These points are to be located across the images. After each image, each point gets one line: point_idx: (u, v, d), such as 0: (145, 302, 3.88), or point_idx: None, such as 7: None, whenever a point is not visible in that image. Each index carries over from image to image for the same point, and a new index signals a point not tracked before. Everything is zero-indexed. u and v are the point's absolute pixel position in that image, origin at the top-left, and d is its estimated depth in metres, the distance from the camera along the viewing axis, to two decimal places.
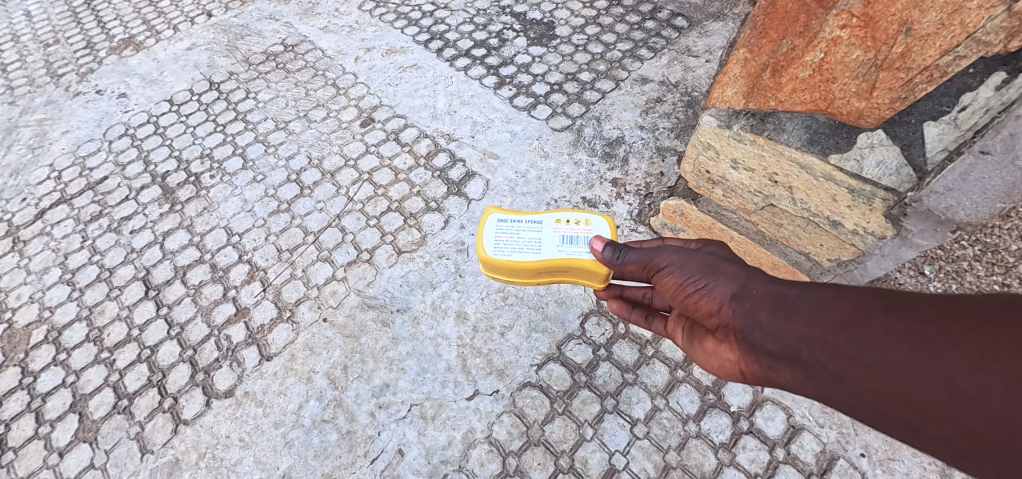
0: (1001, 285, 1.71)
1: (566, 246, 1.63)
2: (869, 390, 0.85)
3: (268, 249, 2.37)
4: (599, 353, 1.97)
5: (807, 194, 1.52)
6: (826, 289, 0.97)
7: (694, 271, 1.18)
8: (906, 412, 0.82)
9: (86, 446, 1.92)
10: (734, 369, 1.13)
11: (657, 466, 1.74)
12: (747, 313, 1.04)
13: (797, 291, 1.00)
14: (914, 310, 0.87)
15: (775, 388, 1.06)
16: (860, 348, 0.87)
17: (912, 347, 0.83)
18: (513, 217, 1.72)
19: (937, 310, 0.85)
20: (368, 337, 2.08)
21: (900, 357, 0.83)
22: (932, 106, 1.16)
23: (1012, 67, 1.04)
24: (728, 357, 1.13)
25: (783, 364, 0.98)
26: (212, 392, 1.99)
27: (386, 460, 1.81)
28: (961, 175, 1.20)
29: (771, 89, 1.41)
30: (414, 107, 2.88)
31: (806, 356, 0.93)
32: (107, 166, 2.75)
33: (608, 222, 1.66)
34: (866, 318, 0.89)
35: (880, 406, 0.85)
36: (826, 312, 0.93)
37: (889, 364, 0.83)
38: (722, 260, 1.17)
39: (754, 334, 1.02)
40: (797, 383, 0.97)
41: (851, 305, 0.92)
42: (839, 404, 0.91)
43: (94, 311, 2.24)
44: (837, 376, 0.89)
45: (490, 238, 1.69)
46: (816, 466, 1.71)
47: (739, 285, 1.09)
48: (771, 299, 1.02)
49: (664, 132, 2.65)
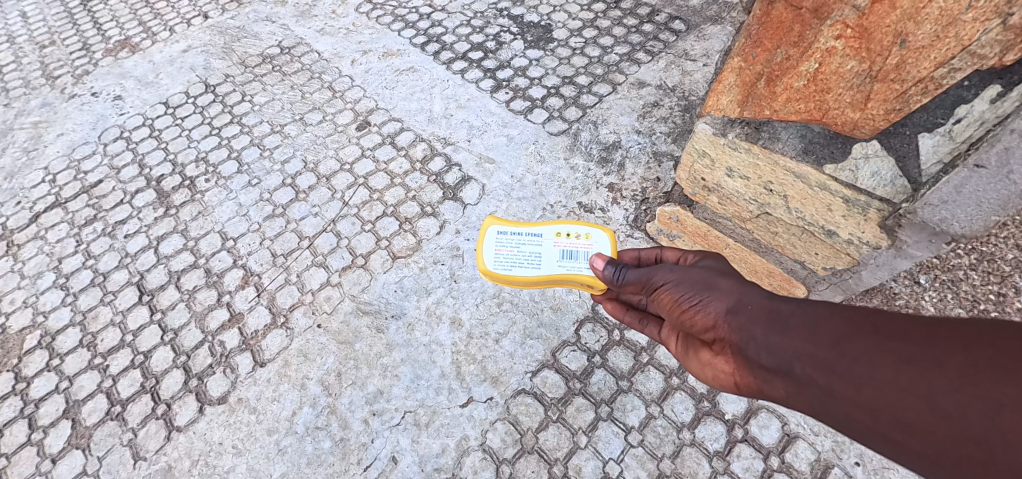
0: (997, 295, 1.69)
1: (566, 261, 1.63)
2: (858, 406, 0.84)
3: (263, 253, 2.37)
4: (594, 360, 1.97)
5: (803, 203, 1.51)
6: (820, 306, 0.96)
7: (689, 287, 1.17)
8: (892, 428, 0.81)
9: (78, 453, 1.91)
10: (728, 381, 1.12)
11: (651, 474, 1.74)
12: (741, 327, 1.03)
13: (792, 306, 0.99)
14: (902, 328, 0.85)
15: (769, 402, 1.04)
16: (850, 364, 0.85)
17: (899, 365, 0.81)
18: (512, 228, 1.71)
19: (924, 329, 0.84)
20: (362, 343, 2.08)
21: (887, 374, 0.81)
22: (926, 118, 1.15)
23: (1007, 80, 1.03)
24: (723, 369, 1.12)
25: (776, 378, 0.96)
26: (205, 398, 1.99)
27: (380, 467, 1.81)
28: (955, 188, 1.20)
29: (766, 97, 1.40)
30: (410, 111, 2.87)
31: (798, 371, 0.92)
32: (102, 170, 2.74)
33: (608, 237, 1.65)
34: (856, 335, 0.87)
35: (868, 422, 0.83)
36: (818, 328, 0.92)
37: (876, 381, 0.82)
38: (719, 275, 1.16)
39: (749, 348, 1.00)
40: (789, 398, 0.96)
41: (843, 321, 0.91)
42: (829, 419, 0.90)
43: (88, 317, 2.24)
44: (827, 392, 0.87)
45: (490, 252, 1.68)
46: (810, 475, 1.71)
47: (734, 299, 1.08)
48: (766, 313, 1.01)
49: (660, 136, 2.64)
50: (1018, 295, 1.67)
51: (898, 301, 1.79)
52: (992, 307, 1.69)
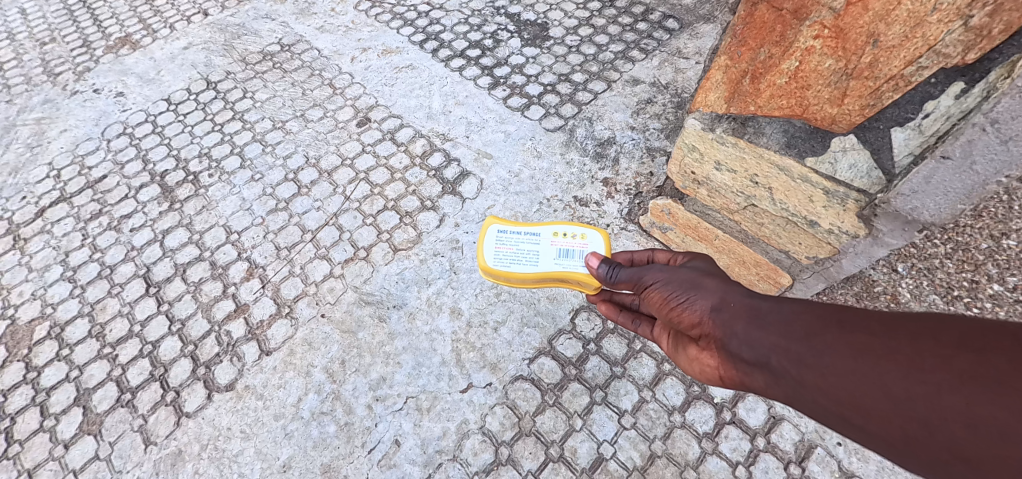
0: (970, 282, 1.84)
1: (563, 259, 1.70)
2: (824, 394, 0.91)
3: (266, 246, 2.43)
4: (589, 347, 2.04)
5: (786, 195, 1.59)
6: (794, 303, 1.03)
7: (677, 286, 1.25)
8: (852, 414, 0.87)
9: (90, 439, 1.97)
10: (714, 374, 1.18)
11: (643, 455, 1.82)
12: (724, 323, 1.10)
13: (769, 304, 1.06)
14: (863, 323, 0.92)
15: (752, 393, 1.11)
16: (816, 355, 0.92)
17: (858, 356, 0.88)
18: (512, 227, 1.78)
19: (883, 323, 0.90)
20: (365, 332, 2.15)
21: (847, 364, 0.88)
22: (898, 113, 1.23)
23: (970, 77, 1.11)
24: (708, 363, 1.19)
25: (755, 370, 1.03)
26: (213, 386, 2.05)
27: (383, 450, 1.88)
28: (924, 178, 1.26)
29: (751, 94, 1.48)
30: (409, 108, 2.93)
31: (774, 363, 0.99)
32: (106, 165, 2.79)
33: (603, 237, 1.72)
34: (823, 329, 0.94)
35: (832, 408, 0.90)
36: (792, 324, 0.99)
37: (838, 371, 0.89)
38: (705, 275, 1.23)
39: (730, 342, 1.08)
40: (768, 388, 1.03)
41: (813, 317, 0.98)
42: (802, 407, 0.97)
43: (96, 308, 2.29)
44: (798, 381, 0.95)
45: (490, 249, 1.76)
46: (794, 455, 1.79)
47: (718, 297, 1.15)
48: (747, 311, 1.08)
49: (654, 132, 2.71)
50: (990, 283, 1.82)
51: (877, 288, 1.96)
52: (965, 294, 1.85)
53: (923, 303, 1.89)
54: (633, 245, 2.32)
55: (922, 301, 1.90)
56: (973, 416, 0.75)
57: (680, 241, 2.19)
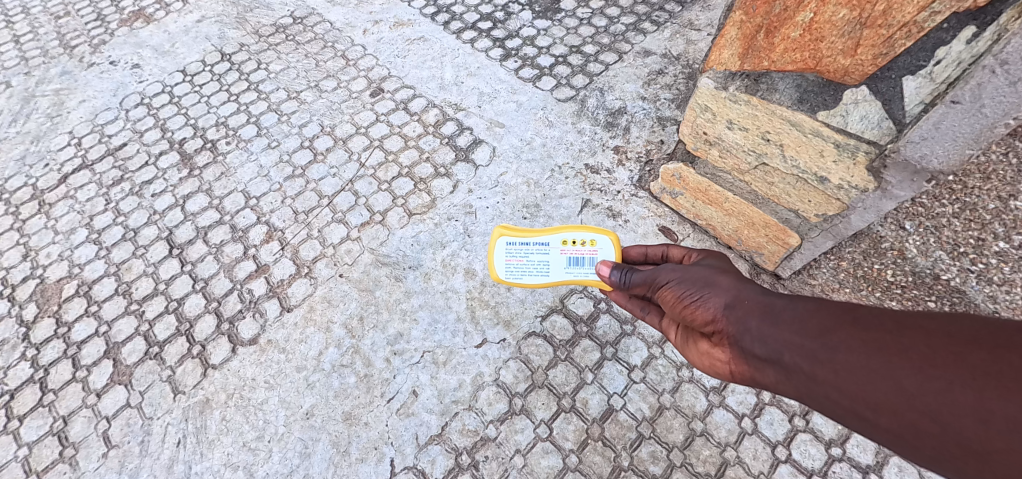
0: (976, 240, 1.89)
1: (572, 268, 1.70)
2: (835, 390, 0.95)
3: (284, 211, 2.49)
4: (600, 306, 2.10)
5: (798, 151, 1.63)
6: (808, 302, 1.06)
7: (691, 284, 1.27)
8: (862, 408, 0.92)
9: (120, 388, 2.05)
10: (724, 369, 1.22)
11: (652, 406, 1.89)
12: (738, 320, 1.13)
13: (784, 302, 1.09)
14: (878, 321, 0.96)
15: (761, 388, 1.15)
16: (829, 352, 0.96)
17: (872, 353, 0.92)
18: (520, 238, 1.75)
19: (898, 322, 0.94)
20: (382, 291, 2.21)
21: (860, 361, 0.92)
22: (910, 61, 1.28)
23: (981, 21, 1.16)
24: (720, 358, 1.22)
25: (768, 365, 1.07)
26: (237, 340, 2.13)
27: (401, 400, 1.96)
28: (934, 124, 1.31)
29: (765, 49, 1.51)
30: (421, 78, 2.96)
31: (787, 359, 1.02)
32: (125, 133, 2.85)
33: (612, 242, 1.67)
34: (837, 328, 0.98)
35: (843, 402, 0.94)
36: (807, 321, 1.03)
37: (851, 367, 0.93)
38: (718, 272, 1.26)
39: (744, 339, 1.11)
40: (779, 383, 1.06)
41: (827, 315, 1.01)
42: (812, 402, 1.00)
43: (122, 268, 2.36)
44: (810, 376, 0.98)
45: (500, 262, 1.76)
46: (799, 407, 1.85)
47: (732, 295, 1.18)
48: (761, 308, 1.11)
49: (665, 102, 2.73)
50: (996, 241, 1.86)
51: (883, 244, 2.02)
52: (971, 251, 1.90)
53: (928, 259, 1.95)
54: (643, 211, 2.36)
55: (928, 257, 1.95)
56: (983, 411, 0.79)
57: (690, 205, 2.23)
